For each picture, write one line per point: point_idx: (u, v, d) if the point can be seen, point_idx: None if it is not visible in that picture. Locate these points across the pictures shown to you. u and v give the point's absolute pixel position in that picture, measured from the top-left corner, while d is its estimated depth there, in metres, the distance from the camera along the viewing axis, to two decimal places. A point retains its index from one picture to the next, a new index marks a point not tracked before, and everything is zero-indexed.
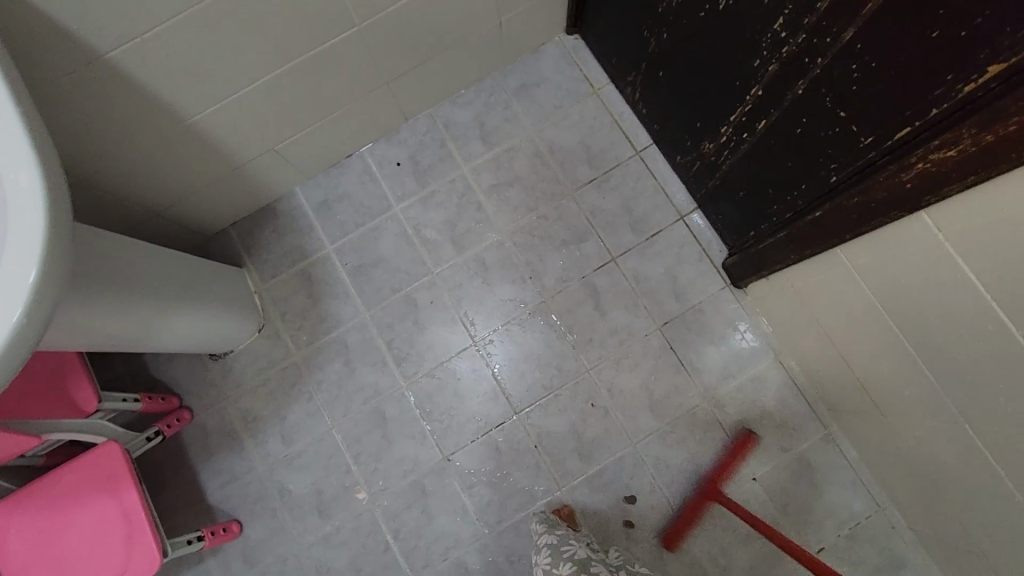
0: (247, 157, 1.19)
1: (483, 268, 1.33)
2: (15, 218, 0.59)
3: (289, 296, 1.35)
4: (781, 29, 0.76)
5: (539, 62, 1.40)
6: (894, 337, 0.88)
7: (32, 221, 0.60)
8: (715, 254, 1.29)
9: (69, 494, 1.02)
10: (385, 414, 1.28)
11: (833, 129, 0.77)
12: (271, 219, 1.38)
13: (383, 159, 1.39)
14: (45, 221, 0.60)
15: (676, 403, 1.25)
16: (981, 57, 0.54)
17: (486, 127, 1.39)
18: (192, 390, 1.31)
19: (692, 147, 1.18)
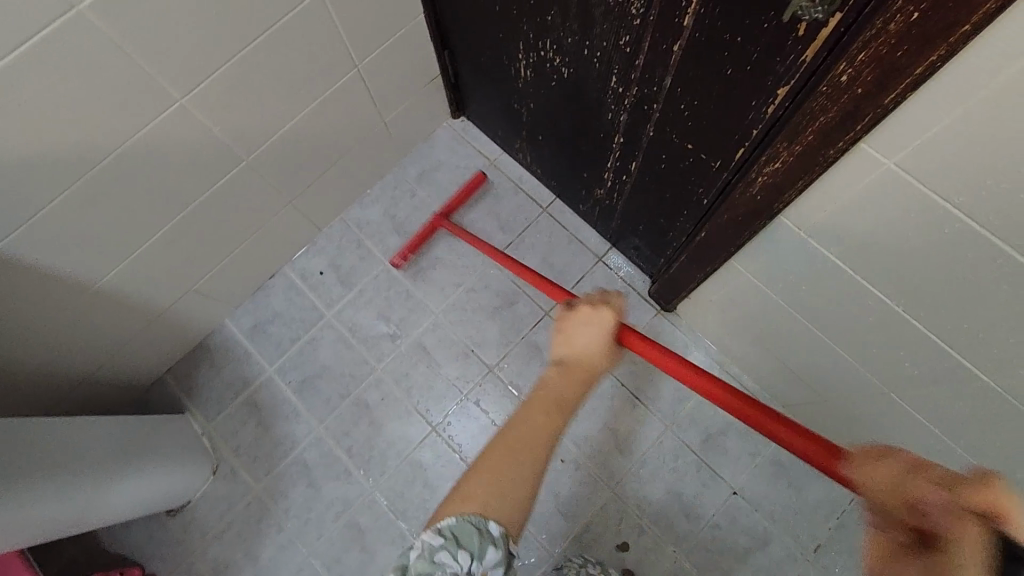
0: (167, 304, 1.20)
1: (425, 352, 1.34)
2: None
3: (238, 429, 1.32)
4: (617, 86, 0.84)
5: (434, 148, 1.48)
6: (806, 327, 0.93)
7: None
8: (639, 285, 1.35)
9: None
10: (360, 525, 1.24)
11: (688, 159, 0.84)
12: (206, 356, 1.37)
13: (306, 272, 1.41)
14: None
15: (642, 436, 1.26)
16: (768, 82, 0.61)
17: (398, 218, 1.44)
18: (154, 554, 1.25)
19: (588, 195, 1.25)
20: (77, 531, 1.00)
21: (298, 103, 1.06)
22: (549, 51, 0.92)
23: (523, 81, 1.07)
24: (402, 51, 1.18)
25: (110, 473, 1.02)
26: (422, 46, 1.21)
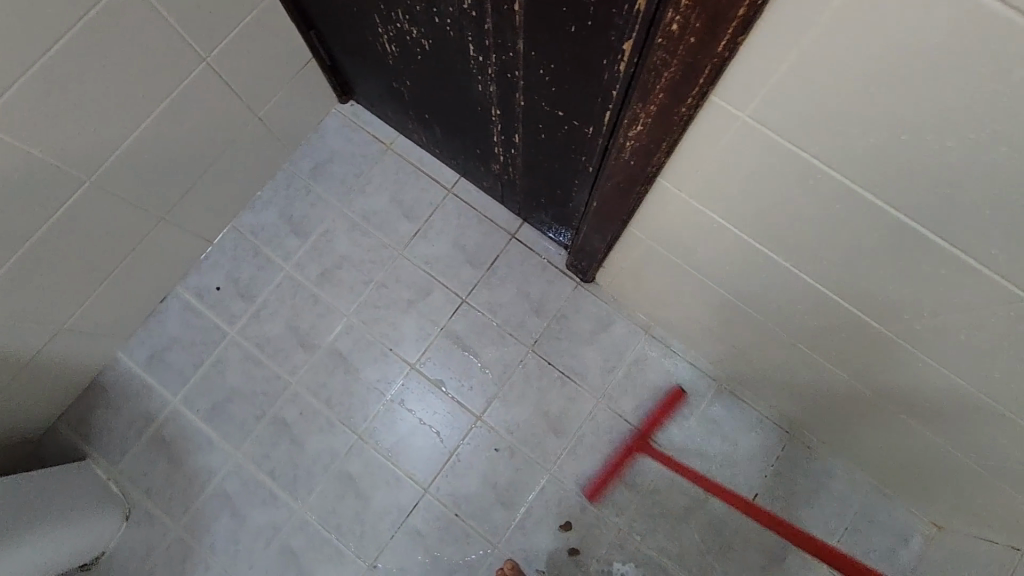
0: (36, 348, 1.08)
1: (341, 358, 1.26)
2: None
3: (148, 468, 1.22)
4: (476, 55, 0.77)
5: (324, 139, 1.37)
6: (711, 288, 0.90)
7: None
8: (556, 259, 1.30)
9: None
10: (293, 548, 1.18)
11: (564, 127, 0.78)
12: (101, 395, 1.25)
13: (201, 289, 1.30)
14: None
15: (574, 413, 1.23)
16: (612, 38, 0.55)
17: (295, 219, 1.33)
18: None
19: (487, 172, 1.18)
20: None
21: (137, 108, 0.94)
22: (403, 23, 0.83)
23: (392, 57, 0.98)
24: (258, 37, 1.07)
25: None
26: (282, 29, 1.10)
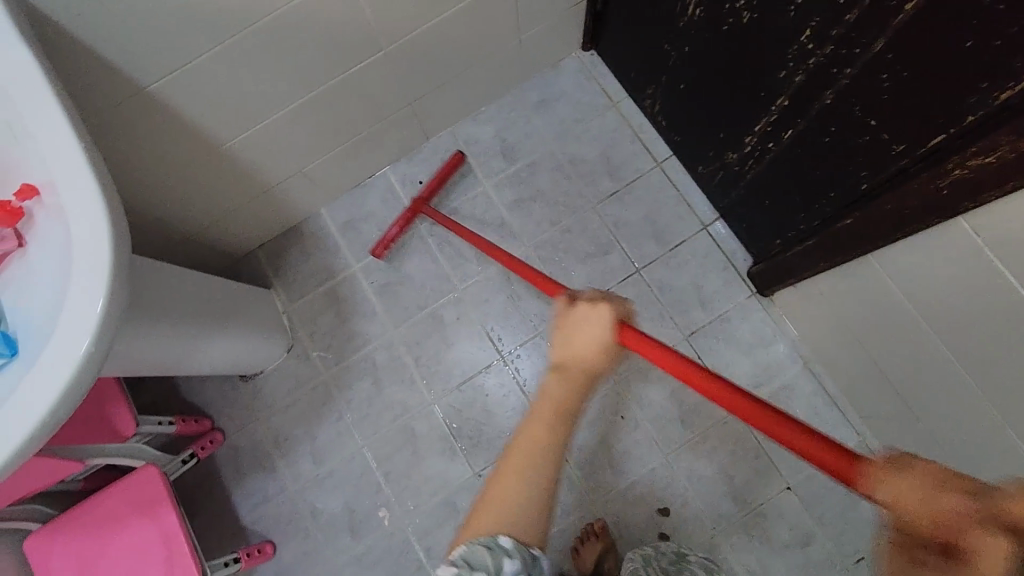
0: (274, 181, 1.21)
1: (507, 282, 1.33)
2: (77, 233, 0.59)
3: (317, 316, 1.36)
4: (807, 42, 0.76)
5: (557, 78, 1.42)
6: (929, 343, 0.87)
7: (97, 231, 0.59)
8: (739, 263, 1.30)
9: (108, 518, 1.04)
10: (414, 431, 1.29)
11: (864, 138, 0.77)
12: (298, 239, 1.40)
13: (407, 178, 1.40)
14: (108, 236, 0.59)
15: (707, 413, 1.24)
16: (1019, 64, 0.55)
17: (507, 143, 1.40)
18: (224, 411, 1.33)
19: (714, 157, 1.18)
20: (171, 372, 1.04)
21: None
22: None
23: (686, 20, 0.99)
24: None
25: (211, 325, 1.06)
26: None
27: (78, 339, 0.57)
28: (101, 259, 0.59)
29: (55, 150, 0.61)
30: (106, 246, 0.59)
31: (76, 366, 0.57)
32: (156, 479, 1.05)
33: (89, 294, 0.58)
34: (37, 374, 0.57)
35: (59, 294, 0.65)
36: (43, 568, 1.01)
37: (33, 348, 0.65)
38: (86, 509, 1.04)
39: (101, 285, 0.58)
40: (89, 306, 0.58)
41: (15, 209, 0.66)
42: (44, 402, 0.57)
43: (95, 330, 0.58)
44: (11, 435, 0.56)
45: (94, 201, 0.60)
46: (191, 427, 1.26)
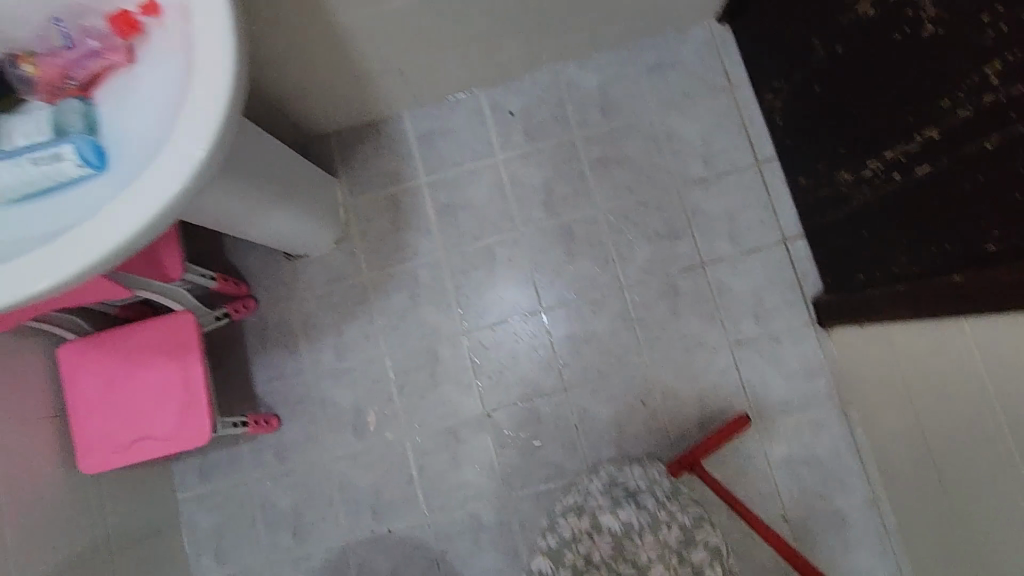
0: (370, 71, 1.17)
1: (569, 238, 1.30)
2: (200, 62, 0.58)
3: (373, 217, 1.35)
4: (993, 76, 0.69)
5: (680, 43, 1.32)
6: (992, 425, 0.84)
7: (219, 65, 0.57)
8: (808, 287, 1.24)
9: (140, 350, 1.07)
10: (438, 355, 1.29)
11: (1012, 196, 0.71)
12: (373, 136, 1.36)
13: (498, 104, 1.35)
14: (230, 73, 0.58)
15: (728, 423, 1.22)
16: None
17: (609, 98, 1.33)
18: (262, 283, 1.34)
19: (824, 172, 1.11)
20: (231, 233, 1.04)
21: None
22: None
23: (852, 16, 0.90)
24: None
25: (280, 197, 1.05)
26: None
27: (180, 170, 0.56)
28: (218, 94, 0.57)
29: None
30: (227, 83, 0.57)
31: (172, 196, 0.56)
32: (189, 327, 1.07)
33: (200, 127, 0.57)
34: (133, 192, 0.56)
35: (164, 125, 0.64)
36: (71, 376, 1.06)
37: (127, 167, 0.64)
38: (119, 339, 1.07)
39: (214, 122, 0.57)
40: (198, 141, 0.56)
41: (134, 21, 0.65)
42: (133, 223, 0.56)
43: (198, 167, 0.57)
44: (95, 246, 0.56)
45: (224, 34, 0.58)
46: (229, 288, 1.27)
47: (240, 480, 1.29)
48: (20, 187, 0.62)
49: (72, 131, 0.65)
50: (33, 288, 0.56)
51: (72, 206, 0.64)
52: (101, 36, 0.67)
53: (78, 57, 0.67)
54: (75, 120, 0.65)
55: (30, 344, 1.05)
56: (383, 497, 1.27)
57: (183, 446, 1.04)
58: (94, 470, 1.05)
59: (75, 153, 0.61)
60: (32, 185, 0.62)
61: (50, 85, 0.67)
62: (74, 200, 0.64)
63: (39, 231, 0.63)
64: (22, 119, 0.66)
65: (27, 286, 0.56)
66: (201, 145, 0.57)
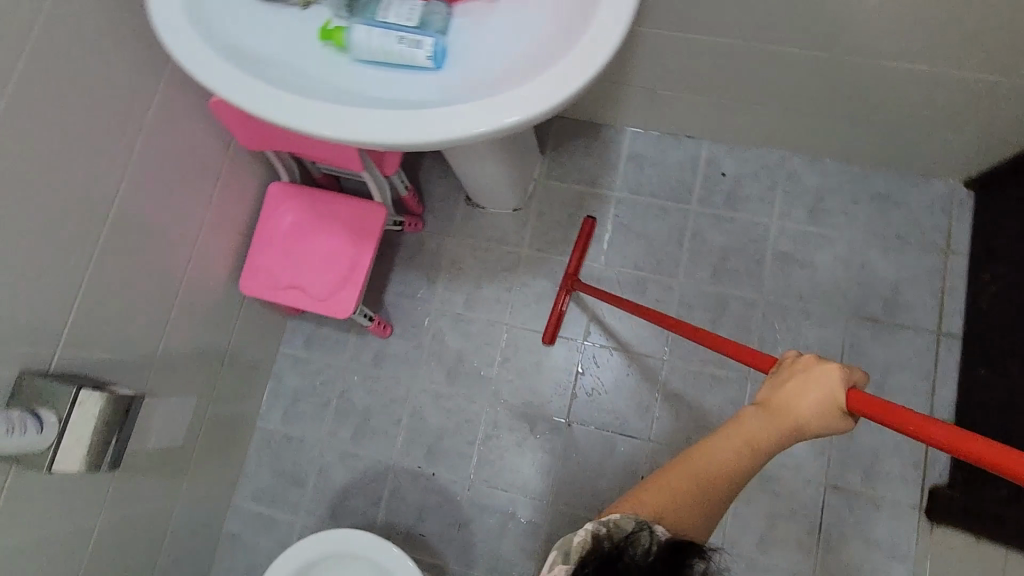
0: (630, 82, 1.23)
1: (720, 309, 1.31)
2: (597, 17, 0.62)
3: (555, 203, 1.41)
4: None
5: (916, 188, 1.30)
6: None
7: (612, 26, 0.61)
8: (932, 474, 1.19)
9: (329, 216, 1.18)
10: (551, 349, 1.34)
11: None
12: (591, 135, 1.43)
13: (714, 161, 1.38)
14: (619, 38, 0.61)
15: (787, 555, 1.19)
16: None
17: (821, 204, 1.33)
18: (434, 211, 1.44)
19: (1014, 378, 1.06)
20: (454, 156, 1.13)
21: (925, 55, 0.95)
22: None
23: None
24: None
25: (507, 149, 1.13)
26: None
27: (542, 101, 0.61)
28: (601, 50, 0.61)
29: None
30: (598, 64, 0.61)
31: (526, 119, 0.61)
32: (376, 218, 1.17)
33: (574, 72, 0.61)
34: (494, 102, 0.62)
35: (518, 63, 0.69)
36: (268, 209, 1.18)
37: (466, 75, 0.72)
38: (318, 199, 1.18)
39: (588, 71, 0.61)
40: (547, 96, 0.61)
41: None
42: (458, 132, 0.62)
43: (533, 116, 0.61)
44: (444, 132, 0.62)
45: (619, 24, 0.61)
46: (410, 202, 1.38)
47: (332, 363, 1.38)
48: (377, 54, 0.72)
49: (432, 29, 0.73)
50: (352, 135, 0.63)
51: (406, 86, 0.72)
52: None
53: None
54: (438, 21, 0.74)
55: (254, 168, 1.18)
56: (442, 444, 1.32)
57: (328, 311, 1.15)
58: (247, 293, 1.17)
59: (432, 46, 0.70)
60: (385, 56, 0.72)
61: None
62: (408, 82, 0.73)
63: (375, 95, 0.71)
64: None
65: (348, 131, 0.63)
66: (547, 101, 0.60)
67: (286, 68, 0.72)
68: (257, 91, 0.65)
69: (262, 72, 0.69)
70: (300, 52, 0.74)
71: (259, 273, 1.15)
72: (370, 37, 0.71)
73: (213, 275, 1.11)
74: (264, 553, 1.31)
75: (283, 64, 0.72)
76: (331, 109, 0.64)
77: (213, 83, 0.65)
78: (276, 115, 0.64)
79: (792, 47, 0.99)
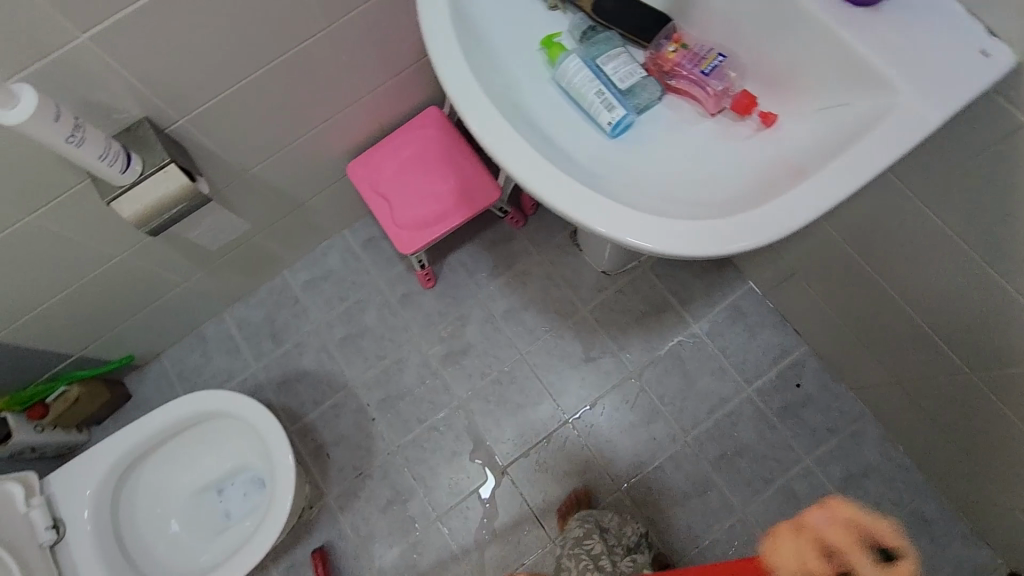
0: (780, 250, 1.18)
1: (699, 490, 1.26)
2: (762, 209, 0.60)
3: (639, 293, 1.38)
4: None
5: (958, 538, 1.19)
6: None
7: (767, 226, 0.59)
8: None
9: (453, 166, 1.22)
10: (539, 404, 1.34)
11: None
12: (715, 262, 1.38)
13: (800, 369, 1.31)
14: (765, 241, 0.59)
15: None
16: None
17: (861, 480, 1.23)
18: (540, 221, 1.45)
19: None
20: None
21: None
22: None
23: None
24: None
25: None
26: None
27: (662, 242, 0.61)
28: (742, 239, 0.59)
29: (818, 184, 0.58)
30: (725, 250, 0.59)
31: (639, 246, 0.62)
32: (485, 196, 1.20)
33: (706, 240, 0.60)
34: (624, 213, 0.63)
35: (675, 188, 0.70)
36: (414, 124, 1.24)
37: (628, 162, 0.72)
38: (456, 146, 1.23)
39: (716, 248, 0.60)
40: (656, 240, 0.61)
41: (749, 110, 0.70)
42: (572, 211, 0.63)
43: (638, 246, 0.62)
44: (568, 205, 0.64)
45: (771, 232, 0.59)
46: (527, 201, 1.38)
47: (370, 273, 1.44)
48: (571, 91, 0.73)
49: (632, 101, 0.74)
50: (495, 149, 0.65)
51: (575, 133, 0.74)
52: (724, 83, 0.72)
53: (694, 78, 0.72)
54: (642, 99, 0.73)
55: (429, 85, 1.23)
56: (397, 403, 1.36)
57: (393, 237, 1.19)
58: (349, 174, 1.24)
59: (618, 118, 0.71)
60: (577, 97, 0.73)
61: (661, 65, 0.75)
62: (580, 129, 0.74)
63: (545, 122, 0.73)
64: (622, 56, 0.74)
65: (488, 138, 0.66)
66: (652, 243, 0.61)
67: (495, 52, 0.74)
68: (456, 62, 0.68)
69: (474, 45, 0.72)
70: (517, 42, 0.76)
71: (369, 167, 1.22)
72: (577, 73, 0.72)
73: (335, 144, 1.19)
74: (214, 366, 1.42)
75: (496, 46, 0.74)
76: (495, 115, 0.66)
77: (427, 22, 0.69)
78: (454, 89, 0.67)
79: (931, 333, 0.97)
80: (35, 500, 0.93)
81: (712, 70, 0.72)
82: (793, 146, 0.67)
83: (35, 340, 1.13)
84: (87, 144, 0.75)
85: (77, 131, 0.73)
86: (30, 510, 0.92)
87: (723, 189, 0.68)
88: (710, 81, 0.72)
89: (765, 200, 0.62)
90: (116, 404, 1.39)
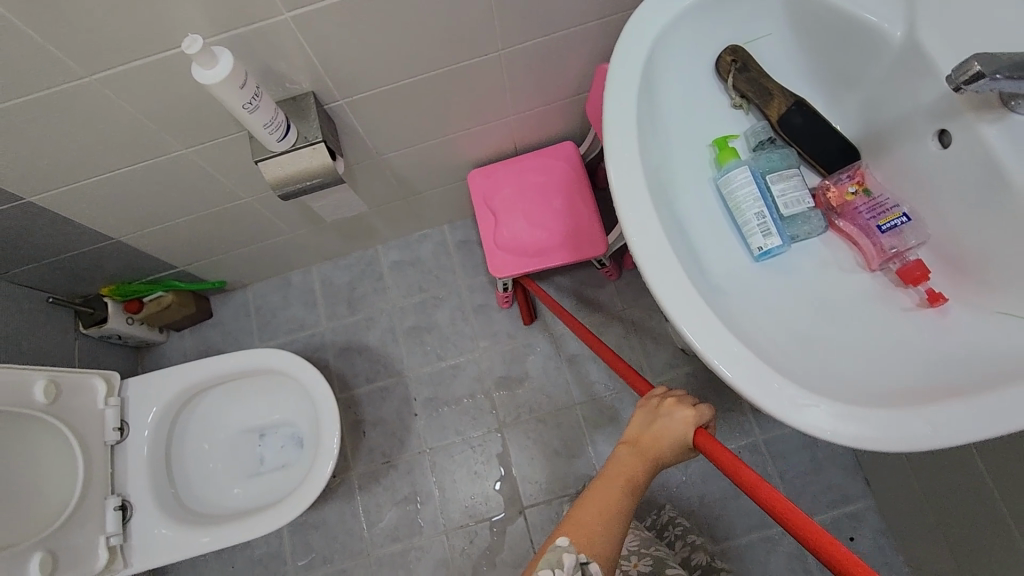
0: None
1: None
2: (903, 412, 0.54)
3: (714, 384, 1.32)
4: None
5: None
6: None
7: (905, 434, 0.53)
8: None
9: (569, 207, 1.20)
10: (577, 458, 1.31)
11: None
12: None
13: (857, 521, 1.22)
14: (896, 449, 0.53)
15: None
16: None
17: None
18: (635, 278, 1.41)
19: None
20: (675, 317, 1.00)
21: None
22: None
23: None
24: None
25: None
26: None
27: (780, 406, 0.55)
28: (871, 436, 0.53)
29: (982, 407, 0.51)
30: (851, 441, 0.54)
31: (750, 399, 0.56)
32: (590, 248, 1.17)
33: (830, 422, 0.54)
34: (749, 358, 0.57)
35: (808, 340, 0.64)
36: (547, 155, 1.23)
37: (763, 292, 0.68)
38: (578, 188, 1.21)
39: (839, 435, 0.54)
40: (770, 399, 0.56)
41: (916, 281, 0.64)
42: (695, 334, 0.59)
43: (752, 399, 0.56)
44: (692, 326, 0.59)
45: (909, 443, 0.52)
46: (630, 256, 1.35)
47: (457, 274, 1.46)
48: (731, 200, 0.69)
49: (788, 228, 0.70)
50: (636, 242, 0.62)
51: (718, 245, 0.70)
52: (898, 241, 0.66)
53: (865, 227, 0.67)
54: (800, 229, 0.70)
55: (575, 121, 1.21)
56: (443, 407, 1.37)
57: (488, 255, 1.18)
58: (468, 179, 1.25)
59: (771, 245, 0.67)
60: (734, 208, 0.69)
61: (834, 203, 0.70)
62: (724, 241, 0.70)
63: (692, 223, 0.70)
64: (795, 179, 0.70)
65: (633, 228, 0.63)
66: (764, 401, 0.56)
67: (666, 137, 0.72)
68: (628, 140, 0.65)
69: (649, 126, 0.69)
70: (691, 133, 0.73)
71: (488, 180, 1.22)
72: (743, 186, 0.68)
73: (468, 150, 1.19)
74: (288, 313, 1.48)
75: (669, 132, 0.72)
76: (648, 208, 0.63)
77: (610, 89, 0.66)
78: (617, 167, 0.64)
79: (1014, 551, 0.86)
80: (112, 400, 1.00)
81: (890, 223, 0.66)
82: (950, 344, 0.60)
83: (152, 248, 1.21)
84: (260, 111, 0.79)
85: (256, 98, 0.78)
86: (106, 407, 0.99)
87: (862, 360, 0.62)
88: (881, 234, 0.66)
89: (906, 400, 0.56)
90: (196, 319, 1.48)
